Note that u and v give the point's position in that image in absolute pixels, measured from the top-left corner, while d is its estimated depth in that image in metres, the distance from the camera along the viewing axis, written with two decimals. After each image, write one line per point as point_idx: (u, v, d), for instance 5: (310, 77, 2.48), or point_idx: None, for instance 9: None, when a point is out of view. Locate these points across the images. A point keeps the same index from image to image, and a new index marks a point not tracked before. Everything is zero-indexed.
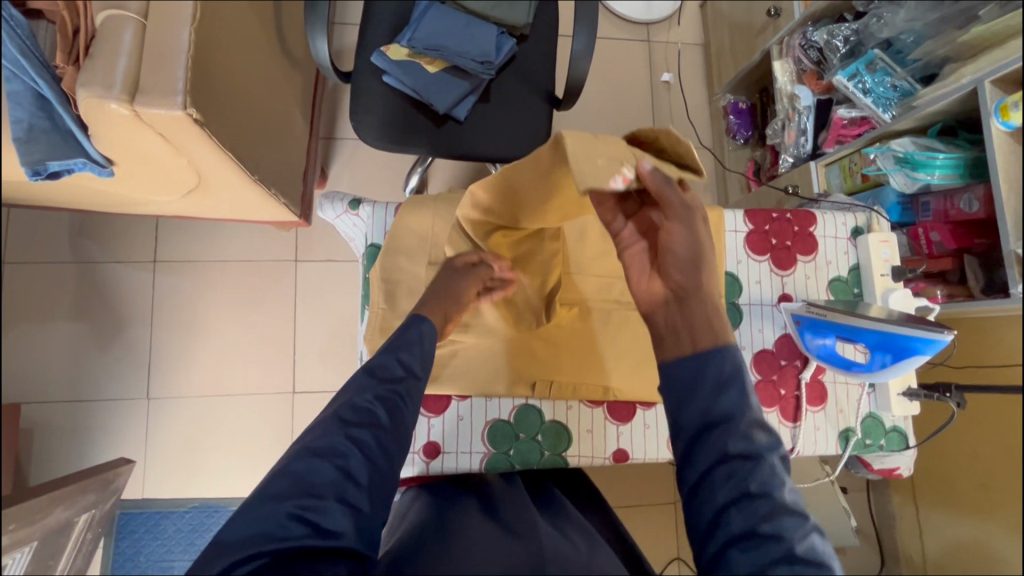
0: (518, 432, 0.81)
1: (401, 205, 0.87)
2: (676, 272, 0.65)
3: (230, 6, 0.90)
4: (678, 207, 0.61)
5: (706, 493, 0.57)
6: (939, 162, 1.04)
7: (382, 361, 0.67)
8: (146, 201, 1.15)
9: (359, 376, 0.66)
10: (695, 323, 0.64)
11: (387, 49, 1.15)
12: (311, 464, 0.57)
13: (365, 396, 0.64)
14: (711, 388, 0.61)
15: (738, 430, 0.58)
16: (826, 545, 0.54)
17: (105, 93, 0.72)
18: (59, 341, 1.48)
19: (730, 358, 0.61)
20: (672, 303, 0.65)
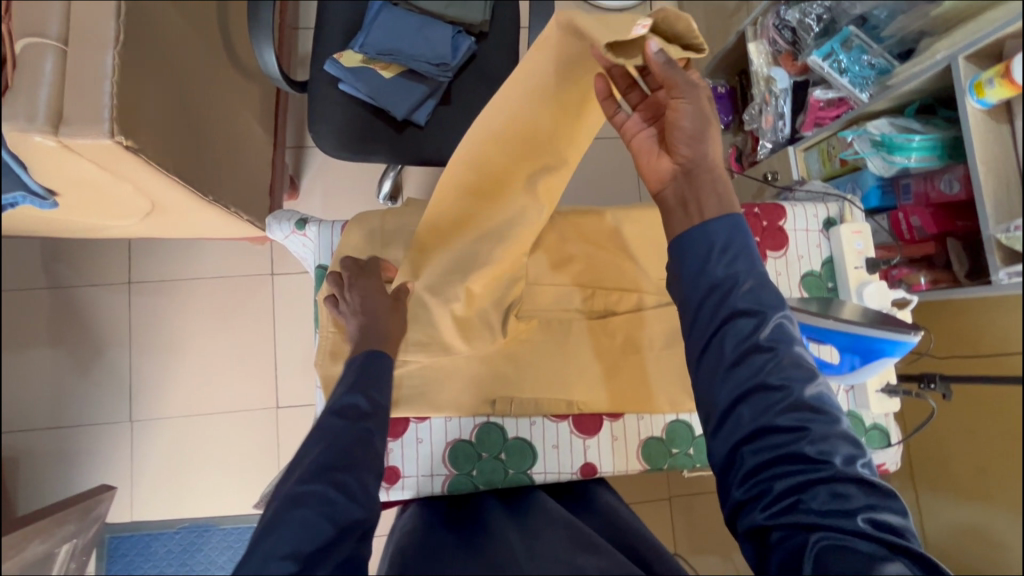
0: (480, 451, 0.79)
1: (348, 222, 0.84)
2: (685, 147, 0.61)
3: (167, 22, 0.87)
4: (685, 84, 0.57)
5: (716, 356, 0.57)
6: (915, 144, 0.99)
7: (350, 400, 0.65)
8: (107, 226, 1.12)
9: (326, 420, 0.64)
10: (704, 194, 0.61)
11: (341, 56, 1.11)
12: (296, 514, 0.54)
13: (341, 439, 0.62)
14: (718, 251, 0.59)
15: (744, 290, 0.57)
16: (831, 393, 0.56)
17: (27, 125, 0.69)
18: (38, 368, 1.47)
19: (734, 222, 0.59)
20: (681, 178, 0.62)
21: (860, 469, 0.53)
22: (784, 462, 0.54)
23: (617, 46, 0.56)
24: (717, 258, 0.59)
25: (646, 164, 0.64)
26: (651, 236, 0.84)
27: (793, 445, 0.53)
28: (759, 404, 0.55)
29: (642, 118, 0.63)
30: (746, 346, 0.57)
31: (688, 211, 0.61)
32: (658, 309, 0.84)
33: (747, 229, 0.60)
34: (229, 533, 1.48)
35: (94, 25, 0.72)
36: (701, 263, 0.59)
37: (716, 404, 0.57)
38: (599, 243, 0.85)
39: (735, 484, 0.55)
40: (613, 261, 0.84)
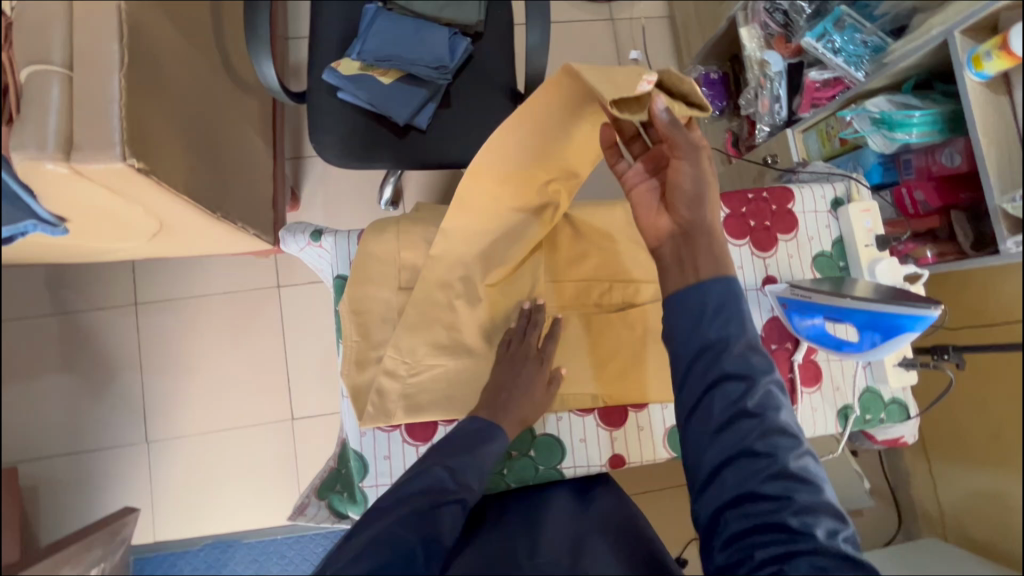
0: (510, 450, 0.80)
1: (364, 231, 0.84)
2: (686, 208, 0.62)
3: (167, 41, 0.87)
4: (685, 144, 0.60)
5: (702, 415, 0.57)
6: (916, 120, 0.99)
7: (460, 465, 0.67)
8: (114, 249, 1.11)
9: (427, 481, 0.64)
10: (701, 256, 0.61)
11: (338, 64, 1.11)
12: (361, 556, 0.55)
13: (435, 499, 0.63)
14: (710, 313, 0.59)
15: (733, 354, 0.58)
16: (816, 464, 0.56)
17: (39, 153, 0.69)
18: (52, 395, 1.47)
19: (728, 284, 0.60)
20: (677, 237, 0.63)
21: (842, 543, 0.52)
22: (766, 530, 0.53)
23: (622, 104, 0.57)
24: (707, 320, 0.59)
25: (645, 219, 0.65)
26: None
27: (776, 514, 0.53)
28: (744, 469, 0.55)
29: (643, 170, 0.65)
30: (733, 409, 0.56)
31: (683, 269, 0.61)
32: None
33: (740, 291, 0.61)
34: (253, 547, 1.48)
35: (98, 49, 0.72)
36: (691, 324, 0.59)
37: (701, 466, 0.56)
38: (612, 237, 0.85)
39: (717, 548, 0.55)
40: (627, 253, 0.85)
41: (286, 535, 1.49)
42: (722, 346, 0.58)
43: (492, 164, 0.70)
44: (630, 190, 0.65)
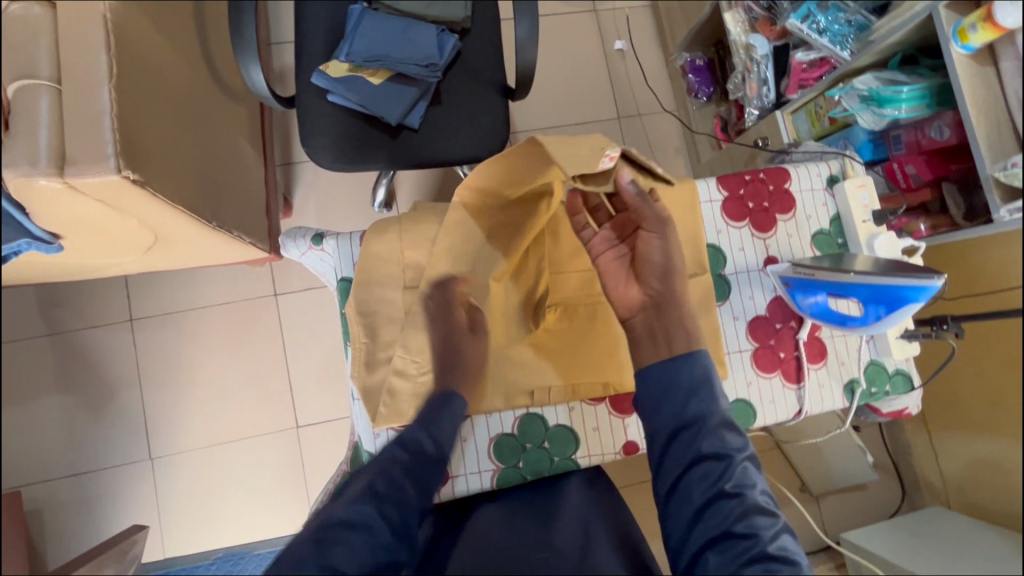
0: (524, 443, 0.80)
1: (365, 233, 0.84)
2: (655, 278, 0.74)
3: (155, 51, 0.86)
4: (654, 220, 0.73)
5: (684, 494, 0.66)
6: (904, 95, 1.01)
7: (412, 440, 0.70)
8: (108, 264, 1.10)
9: (391, 448, 0.69)
10: (672, 327, 0.72)
11: (327, 67, 1.10)
12: (343, 538, 0.60)
13: (395, 473, 0.67)
14: (685, 395, 0.69)
15: (710, 432, 0.66)
16: (792, 541, 0.63)
17: (32, 170, 0.68)
18: (51, 416, 1.45)
19: (702, 365, 0.70)
20: (649, 307, 0.74)
21: None
22: None
23: (588, 178, 0.67)
24: (683, 402, 0.69)
25: (616, 290, 0.75)
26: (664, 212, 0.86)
27: None
28: (728, 550, 0.62)
29: (609, 238, 0.76)
30: (712, 489, 0.65)
31: (656, 341, 0.72)
32: None
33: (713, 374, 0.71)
34: (262, 558, 1.45)
35: (86, 63, 0.71)
36: (671, 409, 0.68)
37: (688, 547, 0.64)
38: None
39: None
40: None
41: None
42: (699, 429, 0.67)
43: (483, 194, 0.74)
44: (601, 262, 0.75)
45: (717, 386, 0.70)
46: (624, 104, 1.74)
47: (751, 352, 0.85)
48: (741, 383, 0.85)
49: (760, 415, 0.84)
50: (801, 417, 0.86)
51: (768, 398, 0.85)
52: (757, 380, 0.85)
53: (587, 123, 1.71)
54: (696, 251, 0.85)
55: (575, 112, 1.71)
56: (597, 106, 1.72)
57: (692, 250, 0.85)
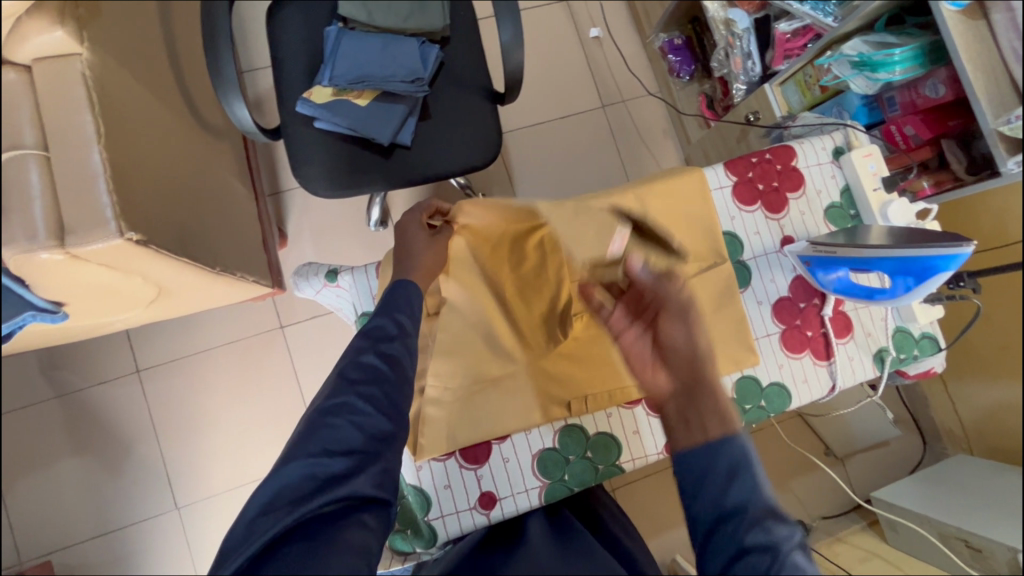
0: (567, 455, 0.79)
1: (379, 263, 0.82)
2: (681, 359, 0.62)
3: (137, 101, 0.83)
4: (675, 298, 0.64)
5: None
6: (897, 57, 0.99)
7: (375, 323, 0.67)
8: (111, 321, 1.06)
9: (357, 339, 0.66)
10: (707, 413, 0.58)
11: (310, 93, 1.07)
12: (329, 425, 0.57)
13: (367, 355, 0.64)
14: (720, 473, 0.53)
15: (754, 525, 0.50)
16: None
17: (30, 245, 0.66)
18: (69, 479, 1.42)
19: (740, 439, 0.55)
20: (682, 395, 0.60)
21: None
22: None
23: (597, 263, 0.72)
24: (721, 486, 0.53)
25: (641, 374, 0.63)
26: (677, 207, 0.85)
27: None
28: None
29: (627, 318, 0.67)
30: None
31: (689, 428, 0.57)
32: (702, 274, 0.83)
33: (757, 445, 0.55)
34: None
35: (71, 126, 0.68)
36: (705, 488, 0.53)
37: None
38: None
39: None
40: None
41: None
42: (741, 516, 0.51)
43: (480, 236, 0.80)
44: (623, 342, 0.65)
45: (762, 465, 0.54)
46: (607, 91, 1.72)
47: (779, 334, 0.85)
48: (773, 367, 0.84)
49: (795, 395, 0.84)
50: (836, 392, 0.86)
51: (801, 378, 0.85)
52: (788, 362, 0.85)
53: (572, 115, 1.69)
54: (713, 241, 0.84)
55: (559, 106, 1.69)
56: (581, 97, 1.70)
57: (708, 240, 0.84)
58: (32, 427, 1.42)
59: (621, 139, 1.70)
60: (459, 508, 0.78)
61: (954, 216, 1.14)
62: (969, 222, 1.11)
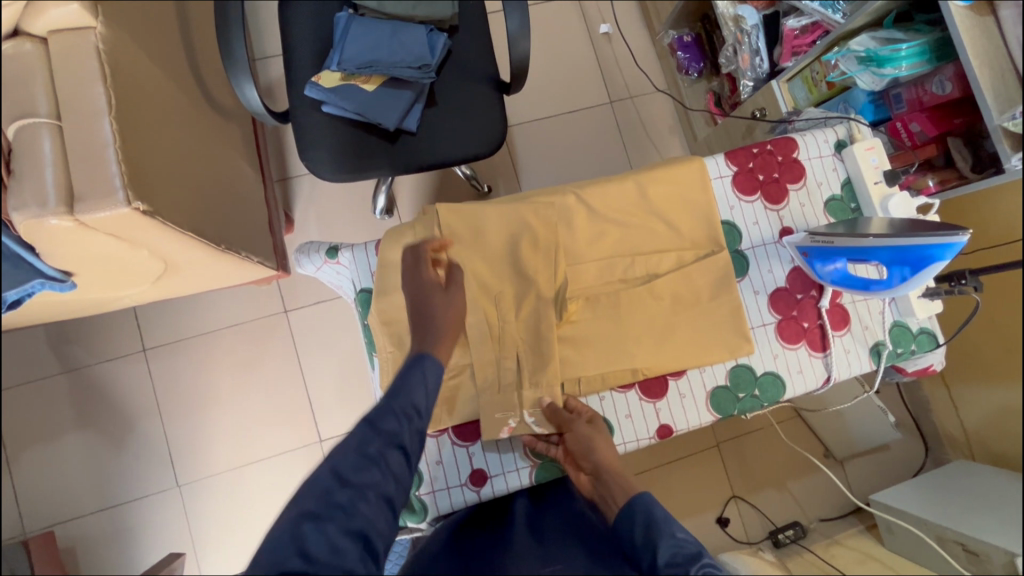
0: None
1: (380, 241, 0.83)
2: (586, 463, 0.75)
3: (150, 79, 0.85)
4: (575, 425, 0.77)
5: None
6: (903, 53, 0.99)
7: (381, 411, 0.64)
8: (119, 297, 1.09)
9: (358, 427, 0.62)
10: (615, 491, 0.72)
11: (319, 77, 1.09)
12: (311, 533, 0.54)
13: (367, 450, 0.60)
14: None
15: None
16: None
17: (41, 211, 0.68)
18: (74, 453, 1.45)
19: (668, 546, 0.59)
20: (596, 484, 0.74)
21: None
22: None
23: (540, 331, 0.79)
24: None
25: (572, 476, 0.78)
26: (677, 195, 0.85)
27: None
28: None
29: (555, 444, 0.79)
30: None
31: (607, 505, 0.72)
32: (699, 261, 0.83)
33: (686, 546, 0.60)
34: None
35: (85, 97, 0.70)
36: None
37: None
38: (627, 212, 0.84)
39: None
40: (645, 226, 0.84)
41: None
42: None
43: (461, 239, 0.81)
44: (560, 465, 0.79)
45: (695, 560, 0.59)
46: (615, 87, 1.72)
47: (775, 324, 0.85)
48: (768, 357, 0.85)
49: (789, 386, 0.84)
50: (830, 384, 0.86)
51: (795, 369, 0.85)
52: (783, 352, 0.85)
53: (579, 110, 1.70)
54: (711, 229, 0.84)
55: (567, 100, 1.70)
56: (588, 92, 1.71)
57: (707, 228, 0.84)
58: (40, 401, 1.45)
59: (628, 134, 1.70)
60: (450, 484, 0.79)
61: (959, 216, 1.14)
62: (974, 222, 1.11)
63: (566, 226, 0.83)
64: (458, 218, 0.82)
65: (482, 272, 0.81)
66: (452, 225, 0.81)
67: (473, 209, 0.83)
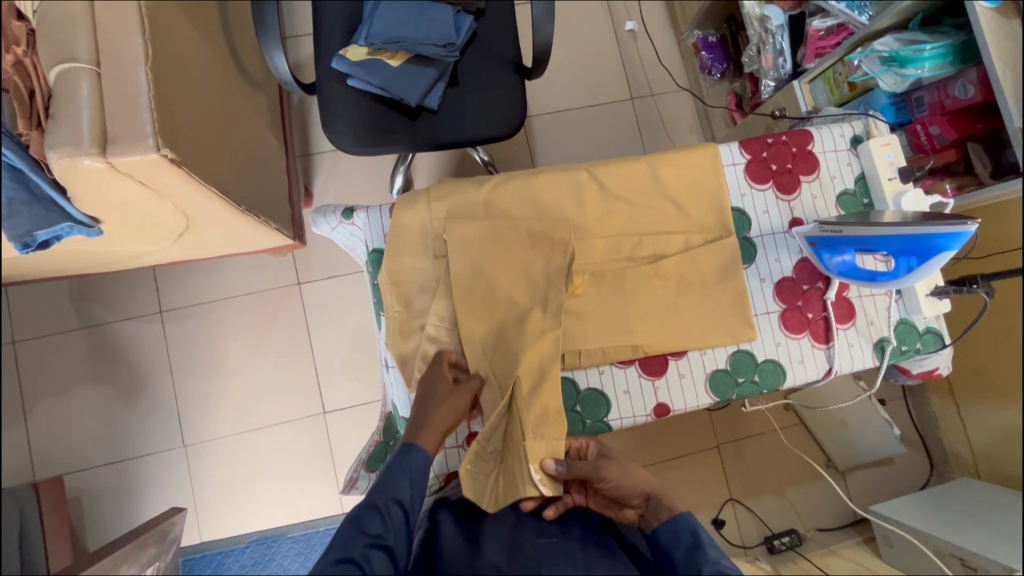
0: (573, 405, 0.83)
1: (394, 205, 0.85)
2: (634, 499, 0.82)
3: (185, 37, 0.88)
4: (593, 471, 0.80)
5: None
6: (927, 53, 1.00)
7: (367, 511, 0.71)
8: (142, 253, 1.13)
9: (347, 528, 0.70)
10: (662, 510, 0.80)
11: (346, 51, 1.11)
12: None
13: (351, 553, 0.67)
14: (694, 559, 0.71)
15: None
16: None
17: (76, 150, 0.71)
18: (86, 406, 1.49)
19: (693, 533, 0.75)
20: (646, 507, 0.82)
21: None
22: None
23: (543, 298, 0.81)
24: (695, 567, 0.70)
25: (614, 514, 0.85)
26: (689, 178, 0.86)
27: None
28: None
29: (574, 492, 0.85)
30: None
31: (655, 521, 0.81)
32: (707, 245, 0.84)
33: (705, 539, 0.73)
34: (297, 541, 1.49)
35: (123, 45, 0.73)
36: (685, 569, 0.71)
37: None
38: (639, 193, 0.85)
39: None
40: (654, 207, 0.85)
41: (328, 527, 1.50)
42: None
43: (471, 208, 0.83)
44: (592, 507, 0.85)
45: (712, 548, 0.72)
46: (637, 84, 1.73)
47: (779, 313, 0.86)
48: (770, 345, 0.85)
49: (789, 374, 0.85)
50: (831, 376, 0.86)
51: (797, 358, 0.85)
52: (786, 341, 0.85)
53: (599, 104, 1.71)
54: (720, 214, 0.85)
55: (588, 93, 1.71)
56: (610, 87, 1.72)
57: (716, 213, 0.85)
58: (58, 352, 1.50)
59: (646, 130, 1.71)
60: (447, 447, 0.84)
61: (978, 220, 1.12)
62: (991, 229, 1.10)
63: (575, 200, 0.84)
64: (467, 189, 0.84)
65: (488, 240, 0.81)
66: (462, 195, 0.84)
67: (485, 181, 0.85)
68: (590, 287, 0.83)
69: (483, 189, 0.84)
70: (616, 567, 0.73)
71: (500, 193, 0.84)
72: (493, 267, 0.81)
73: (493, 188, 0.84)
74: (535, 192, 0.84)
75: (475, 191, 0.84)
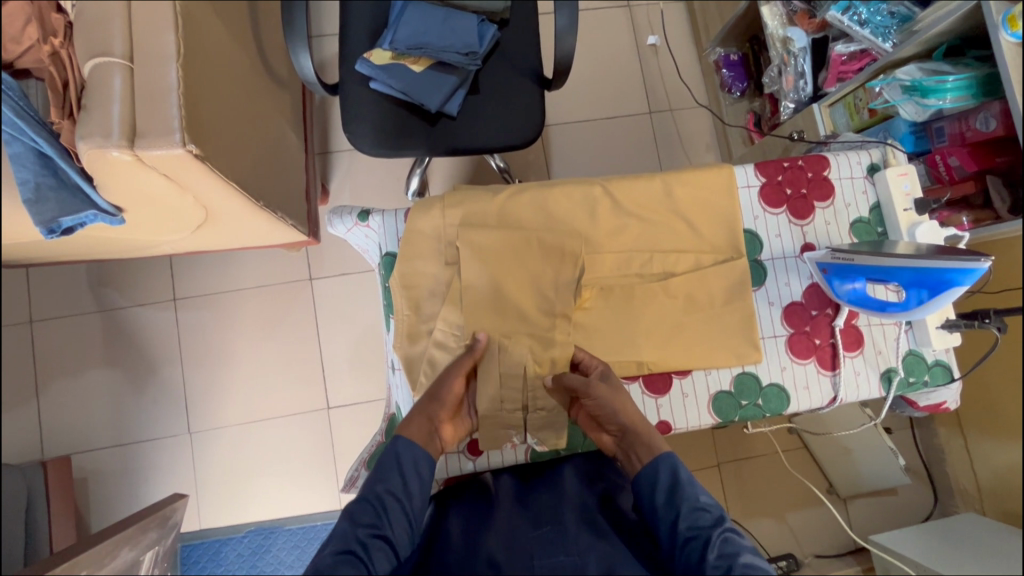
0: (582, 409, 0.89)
1: (409, 210, 0.87)
2: (611, 424, 0.80)
3: (216, 36, 0.90)
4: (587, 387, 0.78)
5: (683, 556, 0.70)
6: (949, 84, 0.99)
7: (360, 504, 0.72)
8: (160, 242, 1.15)
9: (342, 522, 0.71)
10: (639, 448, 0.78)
11: (371, 54, 1.13)
12: None
13: (349, 544, 0.69)
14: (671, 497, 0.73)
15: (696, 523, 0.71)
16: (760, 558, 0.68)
17: (105, 141, 0.73)
18: (96, 388, 1.52)
19: (668, 467, 0.75)
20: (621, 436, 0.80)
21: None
22: None
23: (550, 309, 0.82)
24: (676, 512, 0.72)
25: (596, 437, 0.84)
26: (702, 198, 0.86)
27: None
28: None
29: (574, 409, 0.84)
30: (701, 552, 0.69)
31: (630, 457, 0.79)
32: (717, 265, 0.85)
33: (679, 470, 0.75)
34: (293, 533, 1.50)
35: (156, 41, 0.75)
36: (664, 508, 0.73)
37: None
38: (654, 210, 0.86)
39: None
40: (667, 224, 0.86)
41: (325, 522, 1.51)
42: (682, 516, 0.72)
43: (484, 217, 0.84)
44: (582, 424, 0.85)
45: (685, 480, 0.75)
46: (656, 97, 1.74)
47: (786, 337, 0.86)
48: (776, 369, 0.85)
49: (793, 400, 0.85)
50: (836, 404, 0.86)
51: (802, 384, 0.85)
52: (792, 366, 0.85)
53: (617, 117, 1.72)
54: (732, 235, 0.86)
55: (607, 105, 1.72)
56: (629, 100, 1.73)
57: (727, 233, 0.86)
58: (72, 334, 1.53)
59: (662, 145, 1.71)
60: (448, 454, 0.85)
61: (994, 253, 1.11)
62: (1007, 262, 1.09)
63: (588, 213, 0.85)
64: (482, 199, 0.85)
65: (499, 249, 0.82)
66: (476, 203, 0.85)
67: (499, 192, 0.86)
68: (600, 301, 0.84)
69: (498, 199, 0.85)
70: (609, 561, 0.73)
71: (514, 203, 0.85)
72: (502, 276, 0.82)
73: (507, 199, 0.85)
74: (548, 203, 0.85)
75: (490, 201, 0.85)
